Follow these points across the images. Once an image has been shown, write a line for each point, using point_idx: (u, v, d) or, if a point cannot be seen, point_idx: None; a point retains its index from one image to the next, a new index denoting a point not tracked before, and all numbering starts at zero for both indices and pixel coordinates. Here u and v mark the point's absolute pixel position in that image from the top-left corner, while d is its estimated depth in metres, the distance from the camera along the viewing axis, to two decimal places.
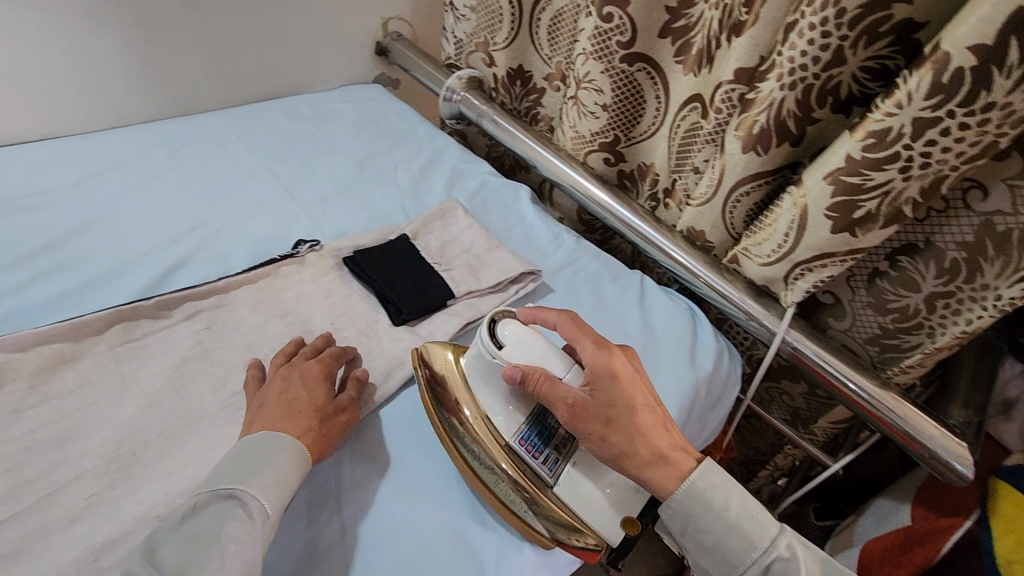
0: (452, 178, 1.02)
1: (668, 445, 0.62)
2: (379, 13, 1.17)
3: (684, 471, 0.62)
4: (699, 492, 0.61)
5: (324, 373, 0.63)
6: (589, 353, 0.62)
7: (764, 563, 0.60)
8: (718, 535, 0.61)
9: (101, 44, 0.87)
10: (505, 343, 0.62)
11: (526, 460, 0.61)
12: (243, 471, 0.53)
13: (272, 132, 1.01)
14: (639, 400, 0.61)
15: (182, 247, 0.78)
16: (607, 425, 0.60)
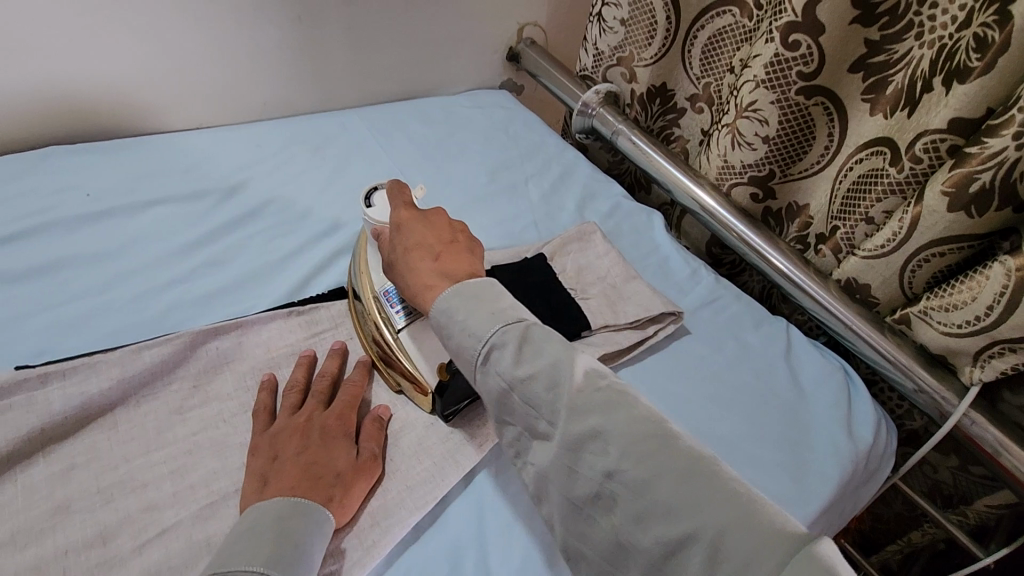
0: (585, 196, 0.97)
1: (429, 271, 0.57)
2: (517, 18, 1.14)
3: (441, 292, 0.55)
4: (443, 307, 0.53)
5: (340, 425, 0.56)
6: (400, 208, 0.63)
7: (493, 355, 0.50)
8: (542, 369, 0.48)
9: (263, 38, 0.88)
10: (376, 208, 0.65)
11: (387, 313, 0.64)
12: (254, 550, 0.45)
13: (407, 133, 1.00)
14: (420, 236, 0.60)
15: (326, 248, 0.77)
16: (392, 265, 0.61)
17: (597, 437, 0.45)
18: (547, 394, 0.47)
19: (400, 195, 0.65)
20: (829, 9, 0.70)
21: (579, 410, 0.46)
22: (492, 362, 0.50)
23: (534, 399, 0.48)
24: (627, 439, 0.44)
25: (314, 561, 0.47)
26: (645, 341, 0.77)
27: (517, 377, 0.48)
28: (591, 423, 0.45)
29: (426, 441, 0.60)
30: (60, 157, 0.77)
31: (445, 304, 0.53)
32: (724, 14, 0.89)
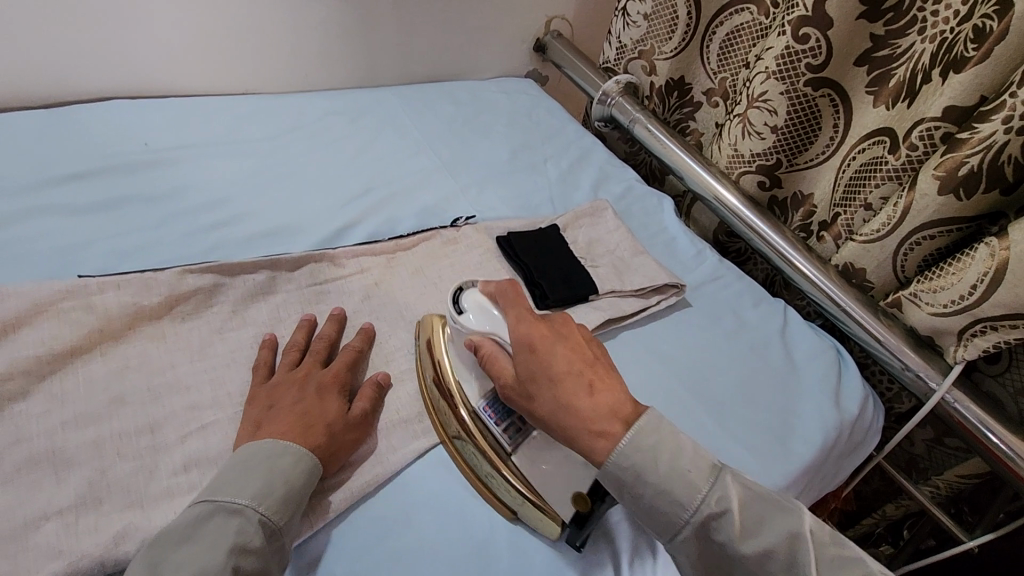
0: (600, 178, 1.03)
1: (591, 412, 0.52)
2: (546, 11, 1.20)
3: (614, 438, 0.51)
4: (630, 446, 0.50)
5: (334, 383, 0.59)
6: (521, 329, 0.58)
7: (603, 429, 0.51)
8: (659, 449, 0.50)
9: (310, 14, 0.95)
10: (473, 313, 0.61)
11: (468, 399, 0.60)
12: (243, 485, 0.48)
13: (437, 111, 1.06)
14: (566, 366, 0.55)
15: (356, 205, 0.84)
16: (534, 395, 0.55)
17: (715, 508, 0.47)
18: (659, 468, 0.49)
19: (507, 298, 0.62)
20: (837, 4, 0.75)
21: (698, 484, 0.48)
22: (598, 440, 0.51)
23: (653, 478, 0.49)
24: (733, 499, 0.48)
25: (301, 499, 0.50)
26: (648, 309, 0.81)
27: (625, 451, 0.50)
28: (710, 497, 0.48)
29: None
30: (125, 111, 0.85)
31: (619, 455, 0.50)
32: (742, 11, 0.94)
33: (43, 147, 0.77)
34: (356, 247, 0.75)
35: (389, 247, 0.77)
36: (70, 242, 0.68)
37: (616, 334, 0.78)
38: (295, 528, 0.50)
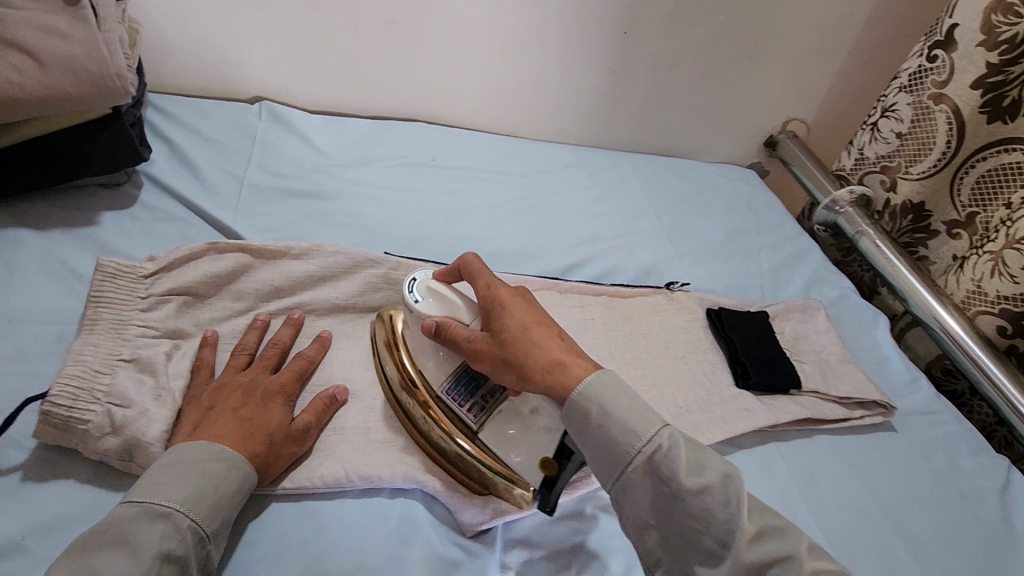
0: (814, 279, 1.02)
1: (559, 353, 0.54)
2: (787, 112, 1.24)
3: (575, 373, 0.53)
4: (619, 395, 0.51)
5: (284, 389, 0.58)
6: (490, 290, 0.59)
7: (659, 460, 0.48)
8: (717, 483, 0.48)
9: (582, 82, 1.08)
10: (426, 298, 0.61)
11: (455, 410, 0.59)
12: (172, 486, 0.48)
13: (664, 182, 1.13)
14: (532, 319, 0.57)
15: (586, 250, 0.94)
16: (502, 349, 0.55)
17: (786, 562, 0.46)
18: (724, 510, 0.47)
19: (472, 274, 0.61)
20: None
21: (758, 534, 0.47)
22: (649, 469, 0.49)
23: (709, 518, 0.47)
24: (812, 564, 0.46)
25: (231, 509, 0.50)
26: (849, 420, 0.79)
27: (681, 488, 0.47)
28: (774, 547, 0.47)
29: None
30: (419, 130, 1.04)
31: (589, 389, 0.51)
32: (1014, 150, 0.90)
33: (365, 147, 0.98)
34: (584, 286, 0.85)
35: (610, 293, 0.85)
36: (373, 225, 0.86)
37: (815, 437, 0.77)
38: (222, 535, 0.49)
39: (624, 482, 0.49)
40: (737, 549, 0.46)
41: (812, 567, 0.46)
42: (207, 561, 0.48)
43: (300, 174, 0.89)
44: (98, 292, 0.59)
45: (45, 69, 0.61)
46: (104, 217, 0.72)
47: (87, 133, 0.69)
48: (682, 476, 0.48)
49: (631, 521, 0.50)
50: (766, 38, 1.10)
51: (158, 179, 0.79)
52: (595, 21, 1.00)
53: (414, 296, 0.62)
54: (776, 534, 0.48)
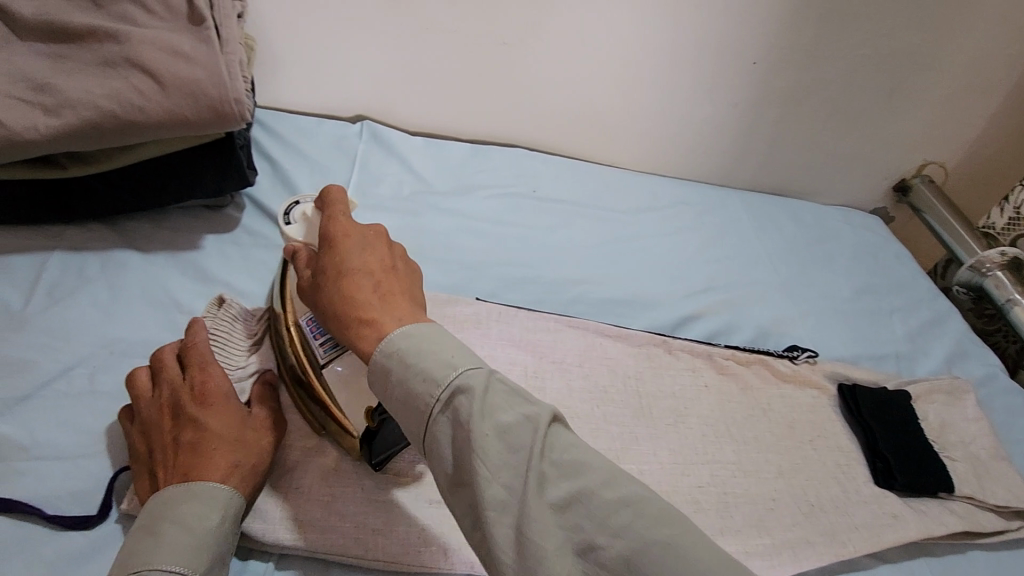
0: (956, 353, 0.89)
1: (373, 308, 0.45)
2: (924, 154, 1.10)
3: (386, 331, 0.44)
4: (431, 341, 0.42)
5: (216, 386, 0.49)
6: (332, 222, 0.49)
7: (456, 406, 0.39)
8: (520, 421, 0.39)
9: (698, 114, 1.00)
10: (298, 226, 0.54)
11: (309, 344, 0.52)
12: (168, 548, 0.40)
13: (781, 227, 1.03)
14: (369, 261, 0.47)
15: (698, 302, 0.85)
16: (319, 287, 0.47)
17: (582, 500, 0.37)
18: (523, 452, 0.38)
19: (332, 206, 0.51)
20: None
21: (561, 475, 0.38)
22: (449, 418, 0.40)
23: (507, 465, 0.37)
24: (609, 498, 0.37)
25: (221, 540, 0.43)
26: (1007, 532, 0.68)
27: (475, 434, 0.38)
28: (569, 487, 0.37)
29: (765, 515, 0.62)
30: (520, 157, 0.99)
31: (396, 342, 0.42)
32: None
33: (463, 174, 0.93)
34: (698, 342, 0.76)
35: (728, 356, 0.75)
36: (469, 261, 0.80)
37: (968, 552, 0.67)
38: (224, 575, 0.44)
39: (428, 444, 0.40)
40: (532, 491, 0.37)
41: (609, 502, 0.36)
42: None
43: (398, 201, 0.84)
44: (210, 326, 0.56)
45: (166, 92, 0.59)
46: (206, 241, 0.70)
47: (199, 156, 0.66)
48: (474, 419, 0.38)
49: (444, 485, 0.40)
50: (912, 74, 0.98)
51: (260, 200, 0.76)
52: (720, 49, 0.92)
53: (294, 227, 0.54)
54: (580, 469, 0.38)
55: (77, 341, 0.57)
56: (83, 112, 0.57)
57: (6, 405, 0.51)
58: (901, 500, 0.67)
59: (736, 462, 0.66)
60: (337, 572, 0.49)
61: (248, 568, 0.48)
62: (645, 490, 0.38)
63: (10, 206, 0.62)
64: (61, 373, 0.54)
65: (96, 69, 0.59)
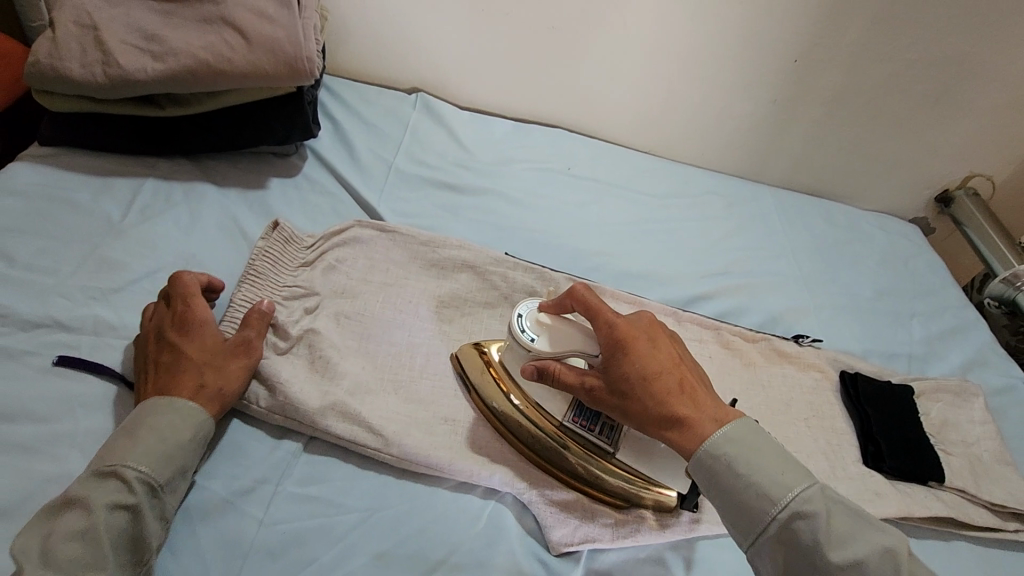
0: (975, 361, 0.90)
1: (684, 409, 0.52)
2: (970, 165, 1.09)
3: (703, 434, 0.52)
4: (736, 439, 0.51)
5: (199, 319, 0.56)
6: (611, 328, 0.55)
7: (795, 524, 0.47)
8: (864, 552, 0.46)
9: (737, 108, 1.03)
10: (542, 335, 0.57)
11: (580, 433, 0.58)
12: (126, 446, 0.48)
13: (810, 224, 1.04)
14: (663, 366, 0.54)
15: (714, 284, 0.89)
16: (626, 401, 0.54)
17: None
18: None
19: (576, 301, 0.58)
20: None
21: None
22: (786, 534, 0.48)
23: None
24: None
25: (186, 455, 0.50)
26: (998, 529, 0.69)
27: (824, 559, 0.46)
28: None
29: None
30: (560, 137, 1.05)
31: (716, 448, 0.51)
32: None
33: (505, 148, 1.00)
34: (707, 317, 0.80)
35: (734, 332, 0.79)
36: (501, 224, 0.87)
37: (950, 540, 0.68)
38: (179, 485, 0.50)
39: (760, 543, 0.48)
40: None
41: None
42: (166, 510, 0.48)
43: (443, 166, 0.92)
44: (265, 248, 0.67)
45: (252, 47, 0.69)
46: (273, 183, 0.80)
47: (273, 106, 0.76)
48: (823, 544, 0.46)
49: None
50: (962, 81, 0.98)
51: (321, 153, 0.86)
52: (762, 48, 0.96)
53: (527, 333, 0.58)
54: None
55: (161, 252, 0.67)
56: (182, 59, 0.68)
57: (102, 293, 0.62)
58: (888, 482, 0.69)
59: None
60: (355, 462, 0.57)
61: (281, 445, 0.57)
62: None
63: (117, 136, 0.74)
64: (146, 275, 0.65)
65: (196, 25, 0.70)
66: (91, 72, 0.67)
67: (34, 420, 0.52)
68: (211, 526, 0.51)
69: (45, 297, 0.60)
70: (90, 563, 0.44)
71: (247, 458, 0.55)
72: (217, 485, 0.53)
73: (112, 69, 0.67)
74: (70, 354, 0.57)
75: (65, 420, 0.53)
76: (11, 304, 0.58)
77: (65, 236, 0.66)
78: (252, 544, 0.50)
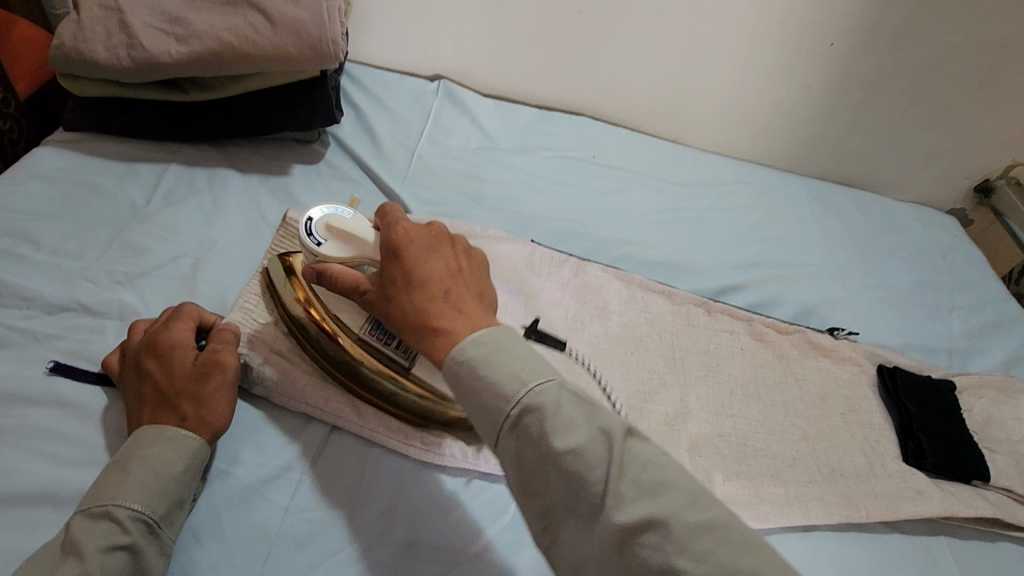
0: (1018, 356, 0.86)
1: (443, 318, 0.47)
2: (1012, 154, 1.05)
3: (457, 339, 0.45)
4: (490, 339, 0.45)
5: (171, 342, 0.51)
6: (394, 232, 0.51)
7: (526, 421, 0.41)
8: (589, 441, 0.40)
9: (769, 94, 1.00)
10: (330, 240, 0.56)
11: (381, 348, 0.56)
12: (116, 484, 0.44)
13: (843, 214, 1.01)
14: (440, 271, 0.49)
15: (745, 275, 0.86)
16: (388, 305, 0.49)
17: (662, 525, 0.38)
18: (597, 472, 0.40)
19: (383, 218, 0.53)
20: None
21: (631, 495, 0.39)
22: (520, 433, 0.41)
23: (583, 481, 0.40)
24: (678, 517, 0.38)
25: (182, 488, 0.46)
26: None
27: (550, 451, 0.40)
28: (648, 510, 0.39)
29: (784, 470, 0.64)
30: (584, 125, 1.02)
31: (464, 352, 0.44)
32: None
33: (528, 135, 0.98)
34: (739, 308, 0.77)
35: (768, 324, 0.76)
36: (524, 212, 0.86)
37: (997, 543, 0.65)
38: (179, 518, 0.46)
39: (501, 446, 0.42)
40: (610, 512, 0.39)
41: (688, 523, 0.38)
42: (167, 545, 0.45)
43: (465, 153, 0.91)
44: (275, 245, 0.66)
45: (277, 29, 0.68)
46: (295, 169, 0.79)
47: (297, 90, 0.75)
48: (548, 435, 0.40)
49: (523, 497, 0.42)
50: (1004, 65, 0.94)
51: (343, 140, 0.85)
52: (793, 31, 0.92)
53: (315, 238, 0.56)
54: (639, 479, 0.40)
55: (184, 237, 0.67)
56: (207, 42, 0.67)
57: (127, 278, 0.61)
58: (930, 480, 0.67)
59: (763, 422, 0.68)
60: (380, 451, 0.55)
61: (307, 431, 0.55)
62: (726, 515, 0.39)
63: (141, 122, 0.73)
64: (170, 260, 0.64)
65: (219, 7, 0.69)
66: (116, 55, 0.66)
67: (60, 405, 0.52)
68: (235, 513, 0.50)
69: (71, 282, 0.60)
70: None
71: (271, 444, 0.54)
72: (241, 471, 0.52)
73: (137, 52, 0.66)
74: (66, 363, 0.54)
75: (89, 407, 0.52)
76: (37, 289, 0.58)
77: (89, 221, 0.65)
78: (278, 532, 0.49)
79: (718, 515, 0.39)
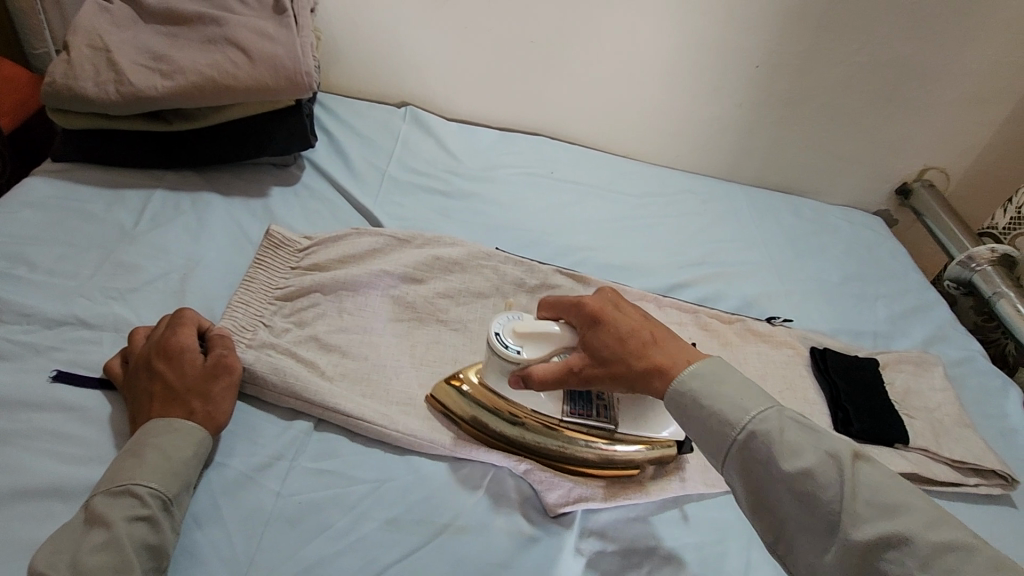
0: (936, 336, 0.96)
1: (662, 359, 0.55)
2: (924, 159, 1.17)
3: (678, 372, 0.54)
4: (702, 375, 0.52)
5: (180, 346, 0.57)
6: (583, 305, 0.60)
7: (751, 443, 0.48)
8: (819, 463, 0.46)
9: (707, 111, 1.10)
10: (525, 346, 0.60)
11: (582, 421, 0.62)
12: (134, 467, 0.49)
13: (779, 217, 1.11)
14: (637, 325, 0.58)
15: (691, 274, 0.95)
16: (609, 368, 0.56)
17: (902, 541, 0.42)
18: (834, 493, 0.45)
19: (556, 308, 0.62)
20: None
21: (872, 515, 0.44)
22: (749, 455, 0.48)
23: (818, 500, 0.45)
24: (925, 541, 0.42)
25: (191, 471, 0.51)
26: (960, 485, 0.74)
27: (781, 472, 0.46)
28: (888, 528, 0.43)
29: None
30: (542, 144, 1.11)
31: (685, 383, 0.53)
32: None
33: (491, 155, 1.06)
34: (686, 302, 0.86)
35: (712, 315, 0.85)
36: (490, 223, 0.93)
37: None
38: (187, 499, 0.51)
39: (731, 464, 0.49)
40: (848, 530, 0.44)
41: (931, 542, 0.41)
42: (177, 522, 0.49)
43: (434, 172, 0.98)
44: (260, 260, 0.71)
45: (256, 64, 0.75)
46: (273, 191, 0.85)
47: (274, 119, 0.82)
48: (779, 457, 0.47)
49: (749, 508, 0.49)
50: (908, 81, 1.07)
51: (318, 164, 0.91)
52: (724, 56, 1.03)
53: (511, 347, 0.60)
54: (877, 502, 0.44)
55: (172, 255, 0.72)
56: (191, 77, 0.73)
57: (120, 294, 0.66)
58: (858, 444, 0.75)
59: None
60: (364, 440, 0.61)
61: (294, 425, 0.61)
62: (968, 537, 0.42)
63: (127, 151, 0.79)
64: (160, 277, 0.69)
65: (202, 46, 0.76)
66: (105, 90, 0.72)
67: (63, 409, 0.56)
68: (232, 500, 0.54)
69: (67, 298, 0.64)
70: (118, 567, 0.44)
71: (262, 437, 0.59)
72: (236, 462, 0.57)
73: (125, 87, 0.72)
74: (68, 371, 0.58)
75: (91, 410, 0.56)
76: (35, 305, 0.62)
77: (81, 243, 0.70)
78: (272, 513, 0.54)
79: (963, 546, 0.41)
